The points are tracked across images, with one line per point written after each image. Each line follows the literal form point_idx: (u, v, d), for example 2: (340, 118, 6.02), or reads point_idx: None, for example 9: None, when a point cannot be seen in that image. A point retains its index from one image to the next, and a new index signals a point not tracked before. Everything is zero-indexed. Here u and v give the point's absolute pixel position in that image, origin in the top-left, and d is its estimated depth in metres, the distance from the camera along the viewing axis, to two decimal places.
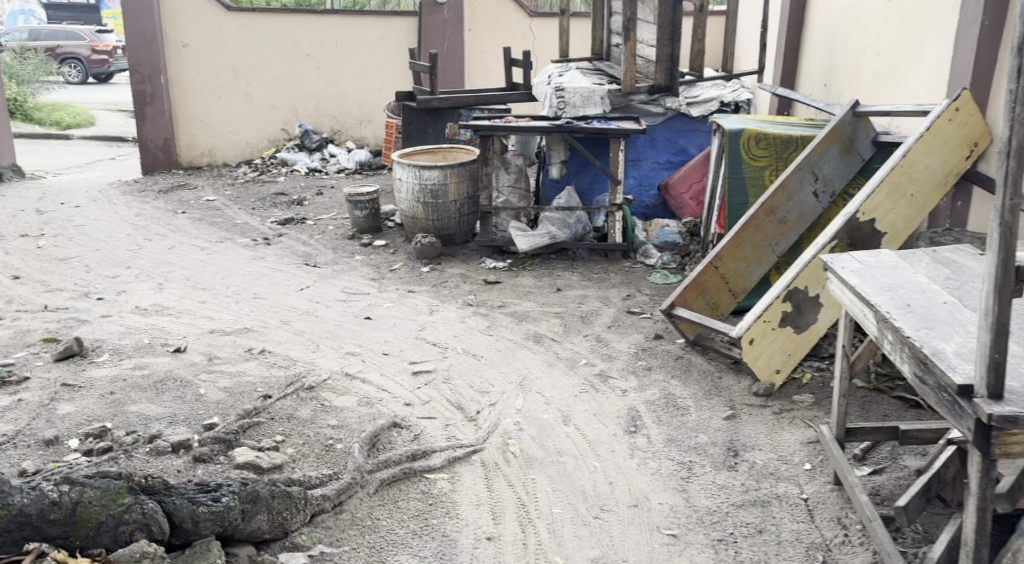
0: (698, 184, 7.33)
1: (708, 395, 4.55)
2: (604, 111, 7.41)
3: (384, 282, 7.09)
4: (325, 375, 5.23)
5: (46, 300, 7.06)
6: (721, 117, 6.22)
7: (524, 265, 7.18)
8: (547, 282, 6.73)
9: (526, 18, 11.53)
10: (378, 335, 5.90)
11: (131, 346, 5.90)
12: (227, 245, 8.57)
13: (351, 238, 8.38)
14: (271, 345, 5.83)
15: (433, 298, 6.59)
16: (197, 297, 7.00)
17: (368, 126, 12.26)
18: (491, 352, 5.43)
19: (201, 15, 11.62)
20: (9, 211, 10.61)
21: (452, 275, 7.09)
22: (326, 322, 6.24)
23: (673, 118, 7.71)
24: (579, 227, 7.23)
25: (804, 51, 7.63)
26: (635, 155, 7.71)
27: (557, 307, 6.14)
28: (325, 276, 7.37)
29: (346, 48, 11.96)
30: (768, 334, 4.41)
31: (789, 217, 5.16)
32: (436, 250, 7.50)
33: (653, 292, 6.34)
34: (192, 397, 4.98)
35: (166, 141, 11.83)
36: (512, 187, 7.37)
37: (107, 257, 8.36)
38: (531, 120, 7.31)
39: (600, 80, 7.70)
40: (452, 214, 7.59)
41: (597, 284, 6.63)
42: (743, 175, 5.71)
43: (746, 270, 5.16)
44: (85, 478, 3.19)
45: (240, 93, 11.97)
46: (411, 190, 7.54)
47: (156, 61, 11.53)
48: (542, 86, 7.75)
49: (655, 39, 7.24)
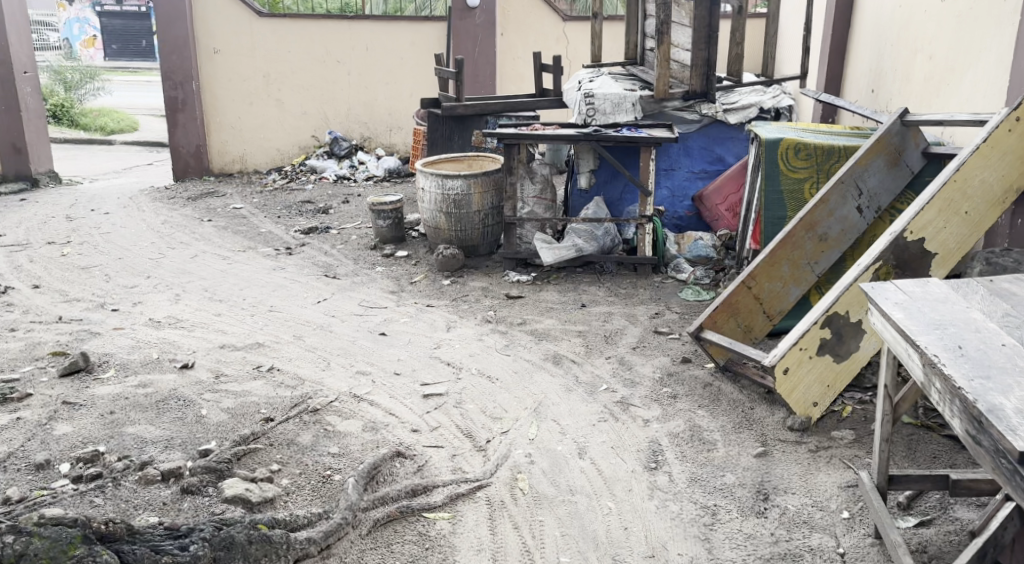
0: (734, 196, 6.94)
1: (737, 428, 4.20)
2: (636, 118, 7.07)
3: (403, 296, 6.83)
4: (332, 397, 4.98)
5: (61, 311, 6.91)
6: (759, 125, 5.85)
7: (549, 279, 6.87)
8: (571, 297, 6.41)
9: (561, 22, 11.20)
10: (391, 353, 5.64)
11: (139, 362, 5.70)
12: (249, 255, 8.39)
13: (373, 248, 8.15)
14: (281, 363, 5.60)
15: (452, 314, 6.31)
16: (212, 309, 6.81)
17: (398, 133, 12.04)
18: (508, 375, 5.13)
19: (233, 21, 11.52)
20: (39, 217, 10.59)
21: (473, 289, 6.81)
22: (340, 338, 6.00)
23: (709, 126, 7.32)
24: (606, 239, 6.91)
25: (851, 55, 7.21)
26: (668, 164, 7.36)
27: (580, 325, 5.82)
28: (344, 289, 7.14)
29: (377, 53, 11.74)
30: (804, 363, 4.06)
31: (830, 234, 4.78)
32: (458, 262, 7.24)
33: (682, 310, 5.99)
34: (192, 419, 4.76)
35: (197, 148, 11.77)
36: (537, 198, 7.14)
37: (128, 266, 8.23)
38: (560, 128, 7.05)
39: (632, 86, 7.36)
40: (476, 225, 7.34)
41: (623, 300, 6.30)
42: (781, 187, 5.34)
43: (782, 290, 4.79)
44: (35, 528, 2.95)
45: (271, 100, 11.85)
46: (434, 200, 7.32)
47: (187, 68, 11.46)
48: (572, 91, 7.46)
49: (690, 43, 6.88)
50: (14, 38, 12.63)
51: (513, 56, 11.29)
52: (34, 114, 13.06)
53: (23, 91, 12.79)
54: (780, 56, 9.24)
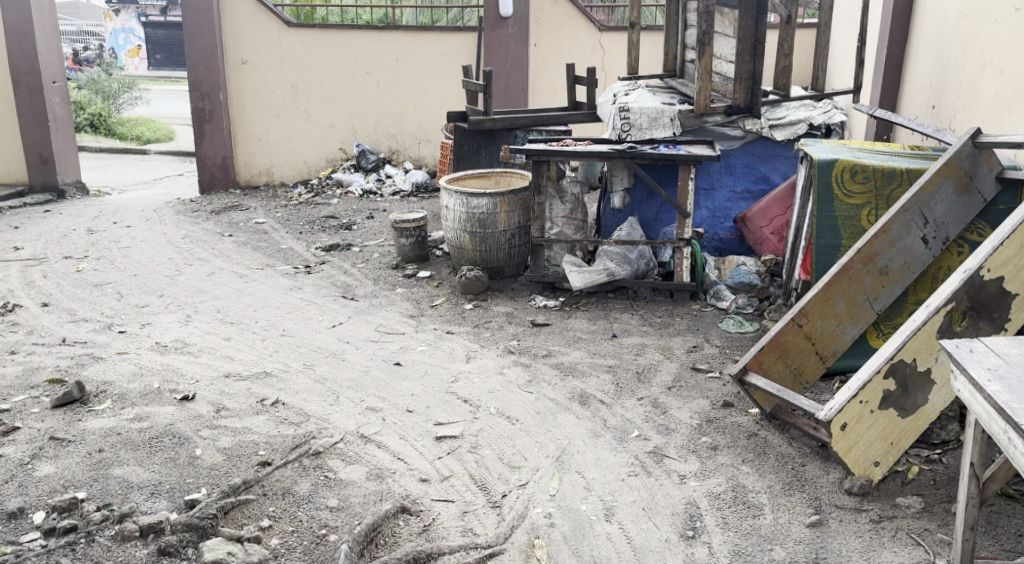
0: (781, 217, 6.39)
1: (786, 490, 3.73)
2: (674, 134, 6.62)
3: (423, 321, 6.42)
4: (338, 437, 4.56)
5: (66, 332, 6.59)
6: (809, 143, 5.37)
7: (578, 304, 6.39)
8: (601, 326, 5.95)
9: (597, 32, 10.77)
10: (405, 388, 5.21)
11: (138, 391, 5.34)
12: (267, 273, 8.04)
13: (394, 267, 7.76)
14: (287, 396, 5.21)
15: (472, 343, 5.88)
16: (222, 332, 6.45)
17: (427, 146, 11.58)
18: (531, 415, 4.67)
19: (261, 31, 11.27)
20: (60, 230, 10.38)
21: (497, 315, 6.37)
22: (352, 368, 5.60)
23: (753, 142, 6.82)
24: (640, 263, 6.42)
25: (909, 68, 6.67)
26: (708, 183, 6.88)
27: (610, 359, 5.35)
28: (361, 312, 6.75)
29: (406, 64, 11.35)
30: (864, 419, 3.61)
31: (891, 267, 4.28)
32: (483, 285, 6.81)
33: (724, 343, 5.49)
34: (184, 461, 4.38)
35: (223, 160, 11.51)
36: (567, 218, 6.71)
37: (142, 284, 7.93)
38: (592, 143, 6.61)
39: (671, 99, 6.90)
40: (502, 245, 6.91)
41: (659, 330, 5.82)
42: (835, 213, 4.84)
43: (837, 329, 4.30)
44: None
45: (299, 112, 11.56)
46: (458, 219, 6.93)
47: (214, 78, 11.21)
48: (607, 106, 7.00)
49: (735, 54, 6.41)
50: (43, 48, 12.48)
51: (546, 67, 10.85)
52: (63, 124, 12.91)
53: (52, 101, 12.63)
54: (832, 68, 8.67)
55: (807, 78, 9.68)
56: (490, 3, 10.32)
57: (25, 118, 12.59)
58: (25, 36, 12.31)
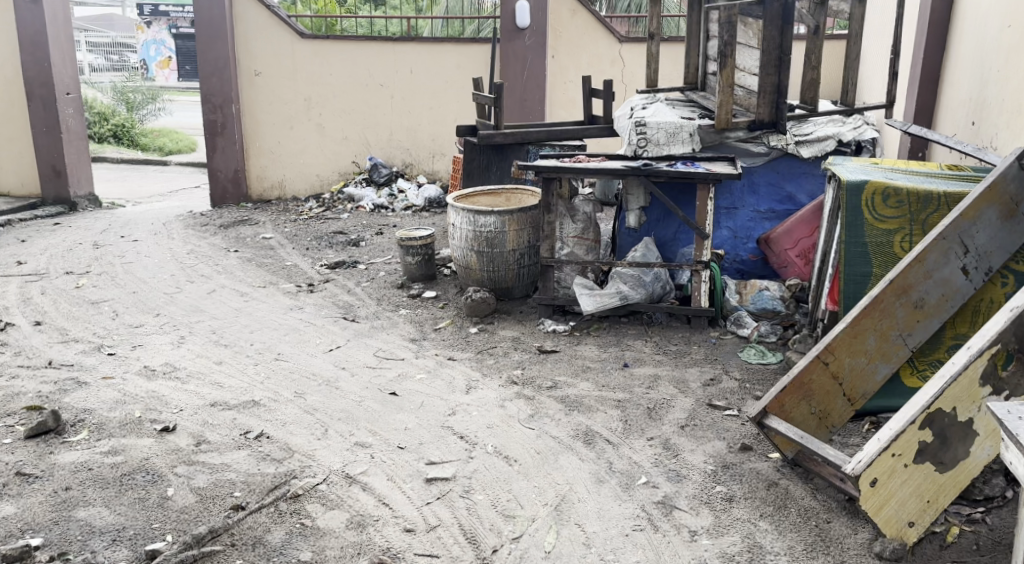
0: (807, 240, 5.95)
1: (808, 552, 3.38)
2: (693, 150, 6.25)
3: (424, 345, 6.08)
4: (321, 478, 4.22)
5: (53, 354, 6.32)
6: (837, 163, 4.99)
7: (589, 330, 6.01)
8: (612, 354, 5.57)
9: (617, 43, 10.36)
10: (398, 421, 4.85)
11: (117, 421, 5.04)
12: (269, 292, 7.74)
13: (399, 286, 7.43)
14: (273, 429, 4.88)
15: (474, 371, 5.52)
16: (213, 356, 6.14)
17: (441, 160, 11.27)
18: (530, 455, 4.30)
19: (275, 42, 11.03)
20: (66, 244, 10.19)
21: (502, 339, 6.02)
22: (344, 398, 5.26)
23: (778, 159, 6.45)
24: (656, 286, 6.01)
25: (946, 81, 6.25)
26: (730, 202, 6.47)
27: (619, 392, 4.95)
28: (361, 334, 6.42)
29: (421, 77, 11.04)
30: (897, 473, 3.22)
31: (927, 301, 3.88)
32: (489, 307, 6.42)
33: (744, 376, 5.09)
34: (154, 503, 4.06)
35: (235, 172, 11.28)
36: (578, 238, 6.32)
37: (140, 302, 7.66)
38: (606, 159, 6.25)
39: (690, 114, 6.51)
40: (510, 265, 6.56)
41: (674, 359, 5.43)
42: (864, 239, 4.44)
43: (867, 368, 3.90)
44: None
45: (312, 124, 11.30)
46: (464, 238, 6.61)
47: (226, 90, 10.98)
48: (622, 120, 6.63)
49: (758, 67, 6.02)
50: (57, 59, 12.31)
51: (564, 79, 10.47)
52: (76, 136, 12.74)
53: (65, 113, 12.45)
54: (863, 80, 8.23)
55: (836, 90, 9.24)
56: (508, 14, 10.03)
57: (39, 131, 12.44)
58: (39, 47, 12.14)
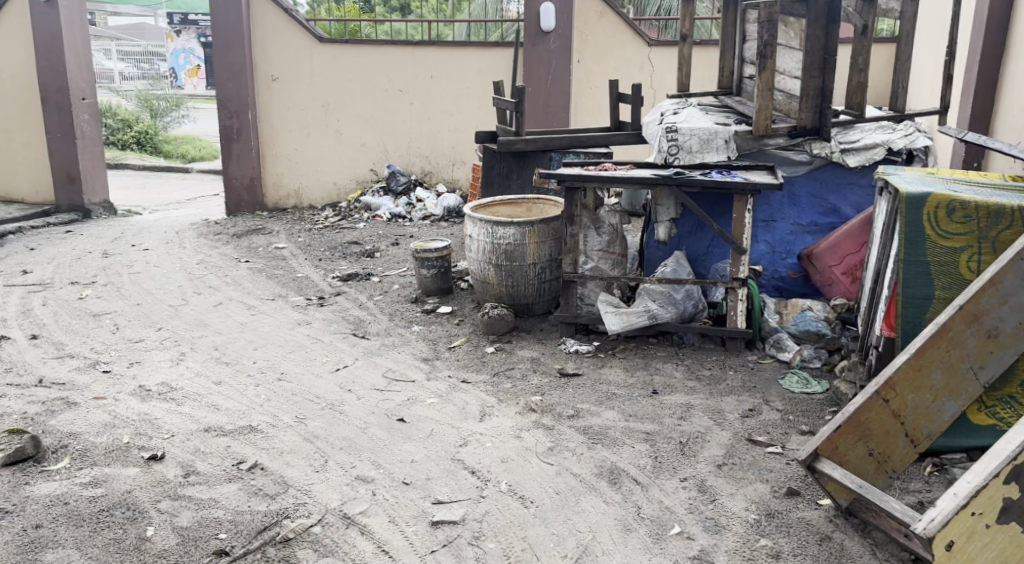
0: (853, 256, 5.46)
1: None
2: (729, 158, 5.81)
3: (436, 365, 5.66)
4: (315, 519, 3.83)
5: (46, 371, 5.96)
6: (891, 174, 4.53)
7: (615, 351, 5.56)
8: (639, 380, 5.10)
9: (645, 47, 9.79)
10: (405, 452, 4.43)
11: (103, 447, 4.67)
12: (277, 305, 7.35)
13: (414, 300, 7.02)
14: (269, 459, 4.48)
15: (489, 396, 5.08)
16: (213, 375, 5.76)
17: (461, 168, 10.82)
18: (548, 495, 3.85)
19: (293, 47, 10.71)
20: (75, 252, 9.90)
21: (521, 361, 5.58)
22: (348, 424, 4.85)
23: (820, 168, 5.95)
24: (687, 305, 5.53)
25: (1007, 85, 5.75)
26: (768, 214, 6.03)
27: (647, 423, 4.48)
28: (370, 353, 6.01)
29: (442, 82, 10.61)
30: (978, 536, 2.74)
31: (1002, 329, 3.39)
32: (508, 324, 6.00)
33: (787, 406, 4.62)
34: (131, 546, 3.69)
35: (251, 180, 10.97)
36: (604, 252, 5.87)
37: (144, 314, 7.32)
38: (635, 168, 5.81)
39: (725, 119, 6.05)
40: (530, 280, 6.13)
41: (708, 385, 4.97)
42: (925, 258, 3.98)
43: (932, 406, 3.43)
44: None
45: (330, 130, 10.95)
46: (482, 250, 6.19)
47: (243, 95, 10.68)
48: (653, 126, 6.19)
49: (800, 69, 5.55)
50: (73, 64, 12.04)
51: (590, 85, 9.98)
52: (92, 142, 12.49)
53: (80, 118, 12.18)
54: (915, 84, 7.67)
55: (883, 96, 8.71)
56: (532, 17, 9.59)
57: (54, 136, 12.19)
58: (55, 51, 11.89)
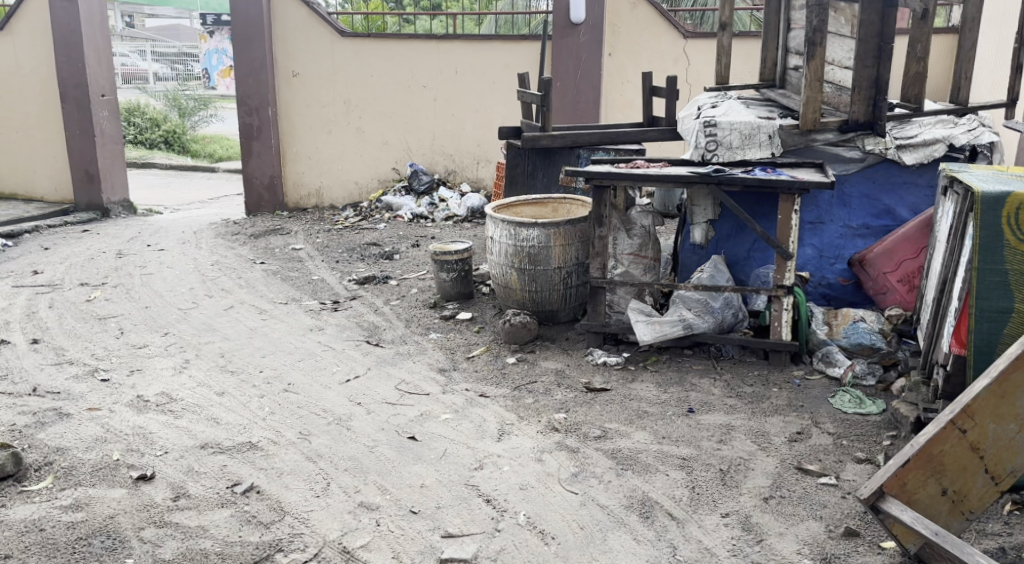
0: (911, 262, 4.99)
1: None
2: (773, 155, 5.32)
3: (453, 377, 5.26)
4: (309, 554, 3.46)
5: (41, 379, 5.64)
6: (961, 171, 4.07)
7: (646, 363, 5.12)
8: (674, 397, 4.65)
9: (681, 39, 9.25)
10: (414, 476, 4.02)
11: (90, 465, 4.31)
12: (290, 309, 6.98)
13: (432, 306, 6.63)
14: (266, 481, 4.09)
15: (509, 412, 4.66)
16: (216, 385, 5.39)
17: (486, 167, 10.30)
18: (572, 531, 3.44)
19: (314, 42, 10.38)
20: (89, 252, 9.63)
21: (545, 373, 5.15)
22: (355, 442, 4.45)
23: (873, 166, 5.47)
24: (726, 314, 5.08)
25: None
26: (815, 216, 5.57)
27: (683, 447, 4.04)
28: (383, 362, 5.62)
29: (467, 77, 10.13)
30: None
31: None
32: (530, 333, 5.57)
33: (840, 429, 4.17)
34: None
35: (271, 179, 10.68)
36: (635, 256, 5.42)
37: (151, 318, 6.99)
38: (670, 165, 5.36)
39: (769, 113, 5.56)
40: (555, 285, 5.71)
41: (750, 403, 4.53)
42: (1003, 266, 3.53)
43: (1018, 438, 2.96)
44: None
45: (351, 128, 10.59)
46: (504, 253, 5.78)
47: (263, 92, 10.40)
48: (689, 120, 5.72)
49: (853, 59, 5.06)
50: (93, 60, 11.75)
51: (622, 80, 9.48)
52: (112, 140, 12.22)
53: (100, 116, 11.89)
54: (978, 77, 7.12)
55: (941, 91, 8.16)
56: (562, 8, 9.22)
57: (73, 133, 11.96)
58: (74, 47, 11.61)
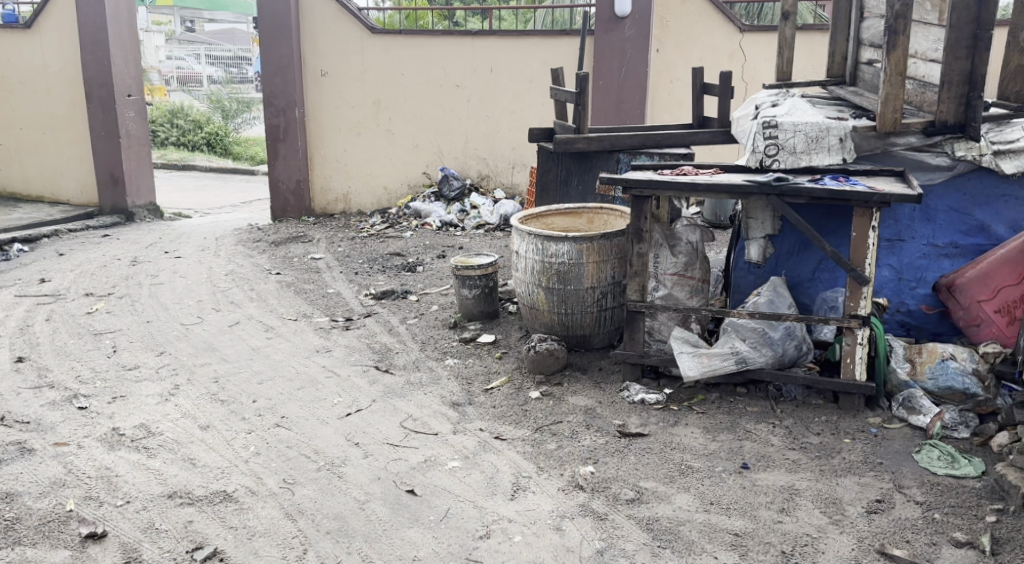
0: (1010, 289, 4.19)
1: None
2: (845, 161, 4.55)
3: (467, 412, 4.58)
4: None
5: (14, 405, 5.07)
6: None
7: (692, 403, 4.37)
8: (724, 447, 3.92)
9: (737, 33, 8.45)
10: (407, 545, 3.35)
11: (38, 517, 3.72)
12: (299, 327, 6.36)
13: (453, 326, 5.95)
14: (234, 544, 3.46)
15: (526, 461, 3.96)
16: (201, 417, 4.77)
17: (522, 172, 9.57)
18: None
19: (344, 40, 9.79)
20: (103, 259, 9.16)
21: (573, 411, 4.45)
22: (345, 493, 3.80)
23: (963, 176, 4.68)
24: (788, 347, 4.30)
25: None
26: (893, 233, 4.81)
27: (736, 520, 3.33)
28: (391, 392, 4.96)
29: (503, 77, 9.41)
30: None
31: None
32: (558, 363, 4.86)
33: (930, 497, 3.41)
34: None
35: (297, 183, 10.14)
36: (679, 276, 4.67)
37: (151, 334, 6.42)
38: (722, 172, 4.62)
39: (839, 113, 4.80)
40: (588, 307, 4.99)
41: (818, 457, 3.78)
42: None
43: None
44: None
45: (380, 130, 9.98)
46: (531, 269, 5.08)
47: (290, 92, 9.86)
48: (745, 122, 4.98)
49: (943, 50, 4.28)
50: (119, 58, 11.29)
51: (670, 77, 8.71)
52: (139, 142, 11.76)
53: (125, 116, 11.44)
54: None
55: None
56: (604, 3, 8.54)
57: (99, 134, 11.53)
58: (100, 45, 11.16)
